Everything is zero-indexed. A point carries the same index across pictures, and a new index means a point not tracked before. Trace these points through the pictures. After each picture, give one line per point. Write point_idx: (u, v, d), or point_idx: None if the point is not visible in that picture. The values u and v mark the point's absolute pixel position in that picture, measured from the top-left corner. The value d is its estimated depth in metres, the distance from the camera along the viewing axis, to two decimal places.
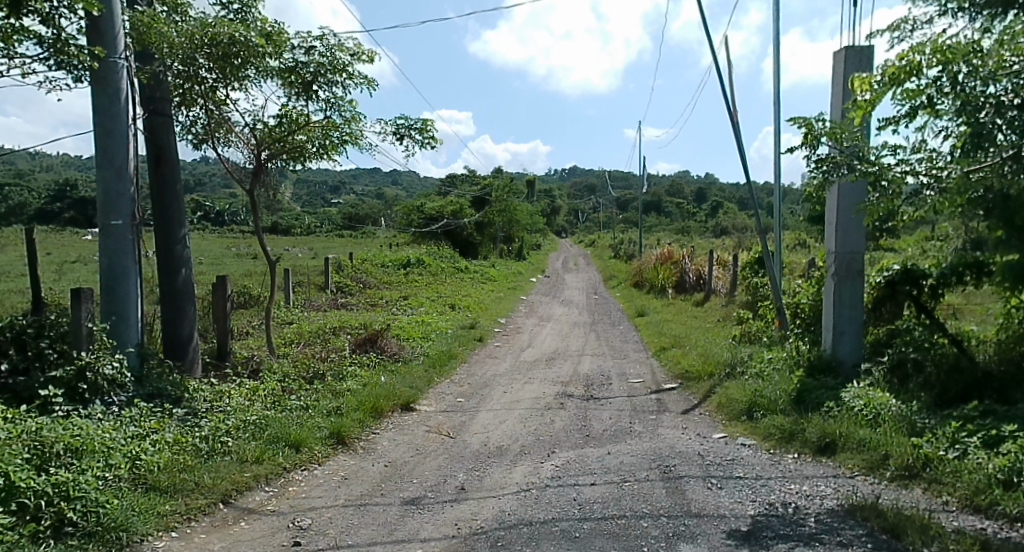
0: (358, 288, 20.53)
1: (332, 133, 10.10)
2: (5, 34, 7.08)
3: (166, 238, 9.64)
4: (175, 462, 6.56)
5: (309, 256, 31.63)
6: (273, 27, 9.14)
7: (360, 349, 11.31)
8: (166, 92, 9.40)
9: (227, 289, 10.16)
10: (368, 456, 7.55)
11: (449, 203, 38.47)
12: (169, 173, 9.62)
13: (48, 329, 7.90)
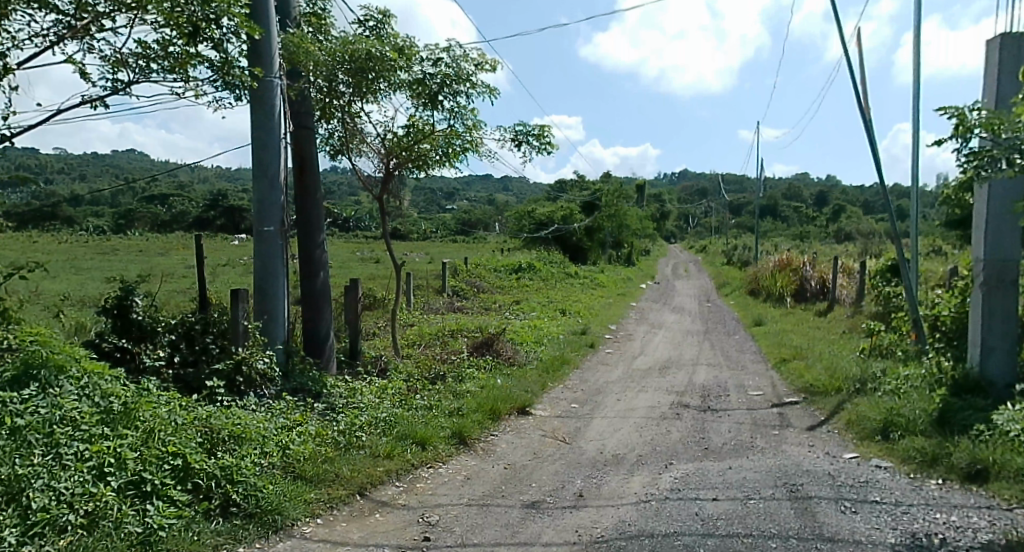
0: (472, 292, 21.06)
1: (454, 141, 10.38)
2: (180, 60, 7.75)
3: (308, 244, 10.26)
4: (318, 452, 6.59)
5: (425, 260, 32.60)
6: (404, 41, 9.82)
7: (477, 352, 11.63)
8: (310, 106, 9.95)
9: (358, 293, 10.55)
10: (487, 458, 7.58)
11: (560, 210, 38.94)
12: (312, 182, 10.24)
13: (212, 326, 8.40)
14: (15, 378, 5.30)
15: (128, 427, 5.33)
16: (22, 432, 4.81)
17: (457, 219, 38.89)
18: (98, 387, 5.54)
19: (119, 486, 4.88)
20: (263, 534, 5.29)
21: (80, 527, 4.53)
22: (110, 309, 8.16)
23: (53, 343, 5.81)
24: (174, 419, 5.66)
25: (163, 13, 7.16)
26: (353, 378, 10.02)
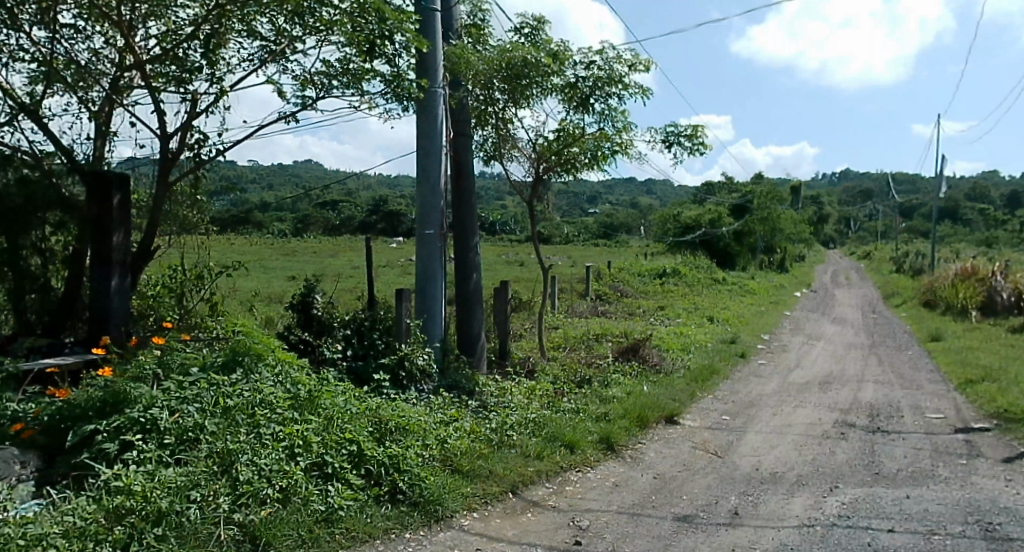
0: (615, 297, 21.05)
1: (604, 145, 10.35)
2: (356, 75, 8.36)
3: (462, 247, 10.11)
4: (473, 449, 6.47)
5: (568, 264, 32.83)
6: (558, 47, 9.99)
7: (621, 357, 11.63)
8: (467, 115, 9.97)
9: (508, 294, 10.85)
10: (636, 465, 7.14)
11: (710, 213, 38.31)
12: (468, 187, 10.10)
13: (378, 323, 8.78)
14: (224, 363, 5.83)
15: (312, 413, 5.73)
16: (231, 411, 5.19)
17: (601, 223, 38.93)
18: (290, 375, 6.01)
19: (305, 466, 5.17)
20: (426, 522, 5.29)
21: (276, 500, 4.75)
22: (295, 304, 8.87)
23: (253, 333, 6.39)
24: (349, 406, 5.98)
25: (346, 34, 7.84)
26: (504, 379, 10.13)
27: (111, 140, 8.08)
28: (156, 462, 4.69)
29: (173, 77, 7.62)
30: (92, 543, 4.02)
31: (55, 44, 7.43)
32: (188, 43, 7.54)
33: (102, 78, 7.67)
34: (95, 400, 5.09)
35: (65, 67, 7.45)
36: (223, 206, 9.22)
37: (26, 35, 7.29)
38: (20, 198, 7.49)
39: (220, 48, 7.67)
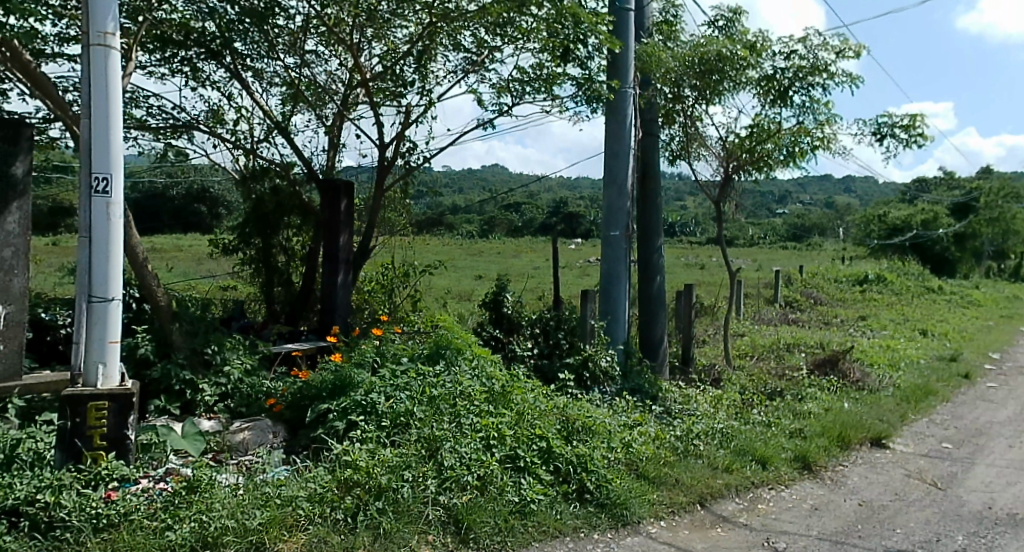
0: (809, 304, 19.99)
1: (802, 140, 9.87)
2: (549, 79, 8.49)
3: (645, 248, 9.96)
4: (659, 455, 6.04)
5: (755, 267, 31.64)
6: (755, 38, 9.65)
7: (817, 370, 11.02)
8: (655, 115, 9.94)
9: (693, 296, 10.66)
10: (838, 489, 6.50)
11: (921, 214, 35.55)
12: (654, 188, 9.92)
13: (564, 323, 8.61)
14: (429, 355, 6.21)
15: (504, 407, 5.72)
16: (435, 400, 5.42)
17: (792, 225, 37.18)
18: (486, 369, 6.16)
19: (500, 458, 5.16)
20: (613, 526, 5.01)
21: (476, 488, 4.81)
22: (487, 302, 8.84)
23: (454, 329, 6.66)
24: (539, 403, 5.90)
25: (542, 40, 8.05)
26: (689, 386, 9.81)
27: (341, 151, 8.77)
28: (375, 442, 5.02)
29: (390, 91, 8.24)
30: (329, 509, 4.35)
31: (300, 69, 8.22)
32: (404, 60, 8.09)
33: (335, 96, 8.41)
34: (328, 382, 5.61)
35: (306, 89, 8.26)
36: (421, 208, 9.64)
37: (278, 62, 8.14)
38: (272, 205, 8.37)
39: (428, 61, 8.14)
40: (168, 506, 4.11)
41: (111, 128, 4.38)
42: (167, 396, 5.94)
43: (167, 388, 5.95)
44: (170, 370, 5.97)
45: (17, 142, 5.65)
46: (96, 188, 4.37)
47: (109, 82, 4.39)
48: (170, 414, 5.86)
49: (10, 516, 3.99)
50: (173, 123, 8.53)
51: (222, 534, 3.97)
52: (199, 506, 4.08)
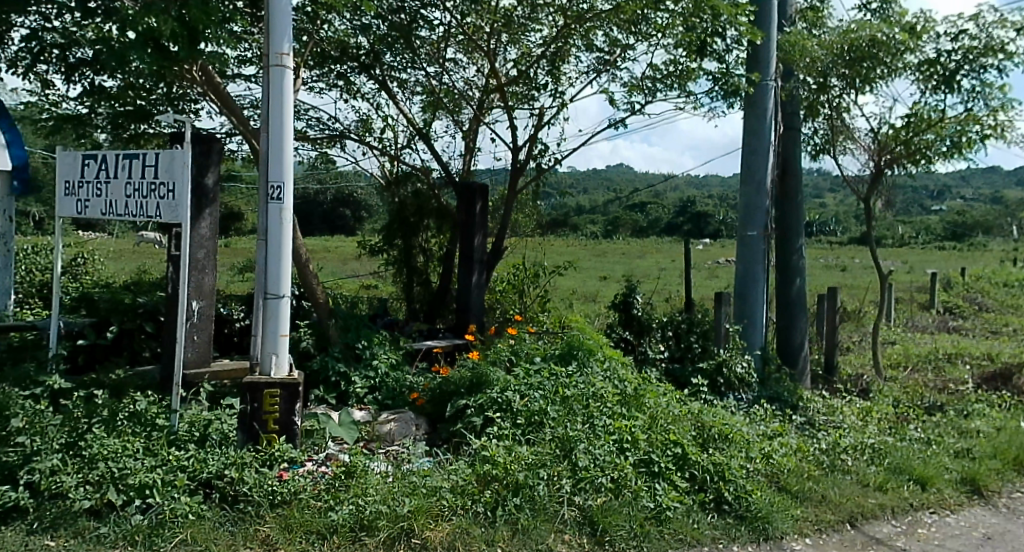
0: (973, 311, 18.52)
1: (970, 128, 9.20)
2: (683, 75, 8.29)
3: (784, 248, 9.59)
4: (802, 468, 5.77)
5: (907, 270, 29.77)
6: (915, 20, 9.05)
7: (986, 385, 10.26)
8: (796, 107, 9.54)
9: (835, 301, 10.04)
10: (1015, 518, 5.90)
11: None
12: (795, 185, 9.52)
13: (695, 327, 8.32)
14: (561, 355, 6.15)
15: (637, 410, 5.60)
16: (568, 400, 5.38)
17: (950, 225, 34.72)
18: (618, 371, 6.06)
19: (634, 462, 4.99)
20: (754, 540, 4.77)
21: (610, 491, 4.71)
22: (616, 303, 8.60)
23: (586, 330, 6.59)
24: (672, 408, 5.73)
25: (678, 35, 7.90)
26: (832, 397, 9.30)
27: (477, 154, 8.90)
28: (512, 440, 5.05)
29: (524, 94, 8.33)
30: (470, 501, 4.42)
31: (440, 77, 8.41)
32: (538, 64, 8.12)
33: (472, 101, 8.56)
34: (466, 378, 5.73)
35: (445, 97, 8.45)
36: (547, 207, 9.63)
37: (421, 71, 8.37)
38: (414, 208, 8.67)
39: (562, 63, 8.18)
40: (331, 487, 4.46)
41: (285, 143, 5.19)
42: (326, 386, 6.28)
43: (325, 379, 6.29)
44: (327, 362, 6.31)
45: (210, 152, 5.91)
46: (272, 195, 5.19)
47: (283, 100, 5.22)
48: (327, 404, 6.20)
49: (201, 488, 4.45)
50: (329, 133, 8.94)
51: (375, 519, 4.18)
52: (355, 490, 4.36)
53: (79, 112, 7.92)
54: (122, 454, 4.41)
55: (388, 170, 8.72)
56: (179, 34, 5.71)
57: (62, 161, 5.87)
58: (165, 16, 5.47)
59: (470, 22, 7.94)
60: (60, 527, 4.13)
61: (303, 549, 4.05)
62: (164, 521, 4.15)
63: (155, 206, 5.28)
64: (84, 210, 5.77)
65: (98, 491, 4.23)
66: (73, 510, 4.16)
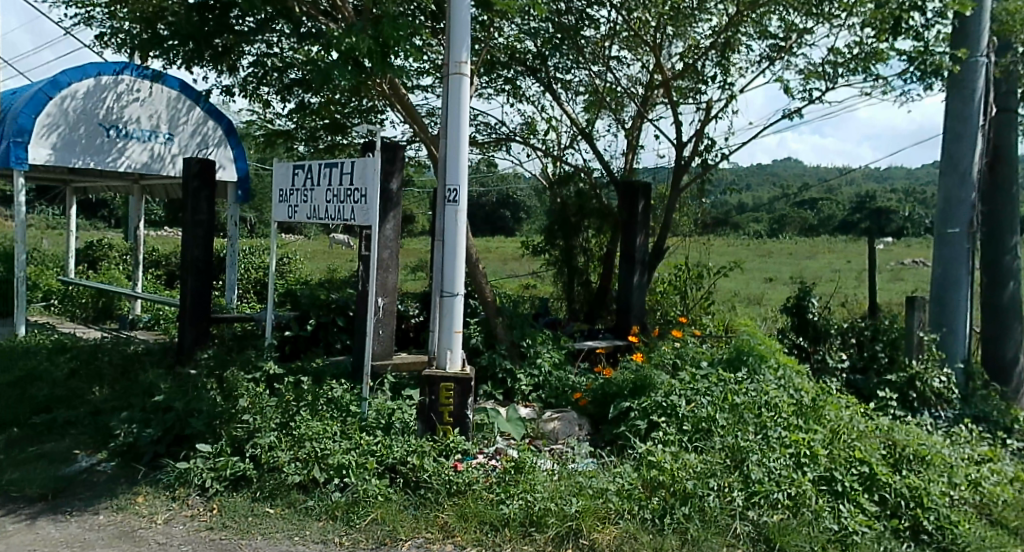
0: None
1: None
2: (870, 57, 7.84)
3: (995, 248, 8.79)
4: (1021, 501, 5.28)
5: None
6: None
7: None
8: (1014, 85, 8.62)
9: None
10: None
11: None
12: (1008, 175, 8.75)
13: (882, 333, 7.72)
14: (730, 361, 5.99)
15: (816, 422, 5.37)
16: (738, 408, 5.23)
17: None
18: (793, 380, 5.82)
19: (813, 478, 4.78)
20: None
21: (787, 508, 4.52)
22: (789, 307, 8.27)
23: (758, 334, 6.39)
24: (858, 423, 5.41)
25: (867, 13, 7.52)
26: None
27: (640, 151, 8.84)
28: (679, 446, 4.99)
29: (691, 87, 8.21)
30: (637, 506, 4.41)
31: (604, 76, 8.42)
32: (707, 56, 7.99)
33: (636, 98, 8.49)
34: (629, 381, 5.71)
35: (608, 96, 8.44)
36: (718, 206, 9.28)
37: (585, 72, 8.39)
38: (574, 208, 8.67)
39: (733, 54, 7.98)
40: (501, 481, 4.63)
41: (461, 147, 5.42)
42: (492, 383, 6.50)
43: (492, 375, 6.52)
44: (495, 359, 6.55)
45: (394, 161, 6.23)
46: (449, 198, 5.44)
47: (460, 106, 5.45)
48: (494, 400, 6.40)
49: (387, 472, 4.86)
50: (496, 137, 9.18)
51: (545, 515, 4.29)
52: (525, 485, 4.52)
53: (288, 128, 8.94)
54: (322, 435, 4.98)
55: (551, 170, 8.80)
56: (374, 50, 6.19)
57: (277, 172, 6.79)
58: (363, 35, 6.14)
59: (636, 17, 7.87)
60: (276, 497, 4.73)
61: (479, 539, 4.23)
62: (357, 499, 4.60)
63: (349, 210, 5.95)
64: (293, 214, 6.62)
65: (306, 468, 4.80)
66: (287, 483, 4.74)
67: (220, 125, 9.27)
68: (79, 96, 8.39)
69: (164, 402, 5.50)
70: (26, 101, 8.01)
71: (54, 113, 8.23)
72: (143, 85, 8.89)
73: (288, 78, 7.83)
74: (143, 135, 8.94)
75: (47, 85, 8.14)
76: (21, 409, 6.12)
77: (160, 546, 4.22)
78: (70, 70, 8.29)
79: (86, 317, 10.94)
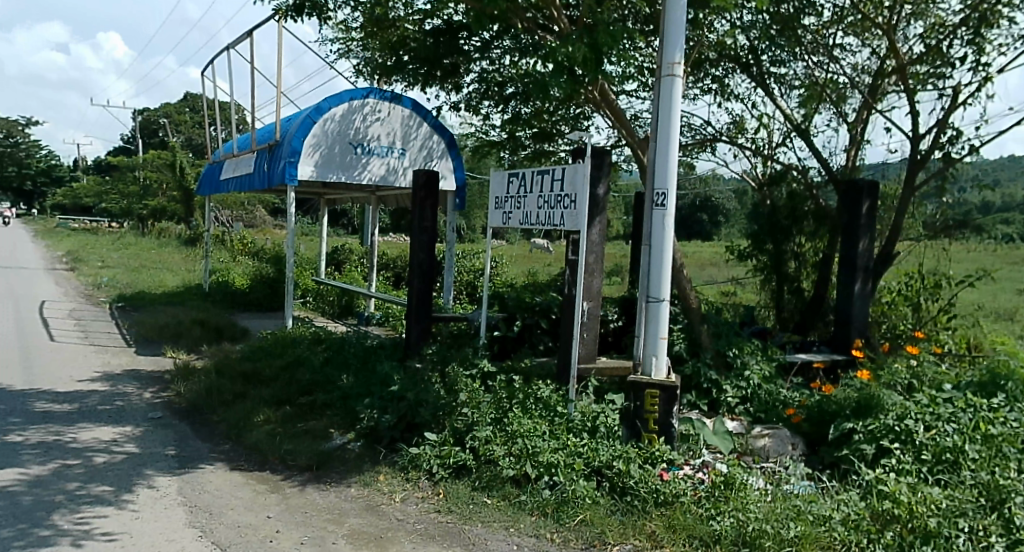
0: None
1: None
2: None
3: None
4: None
5: None
6: None
7: None
8: None
9: None
10: None
11: None
12: None
13: None
14: (982, 386, 5.51)
15: None
16: (994, 439, 4.84)
17: None
18: None
19: None
20: None
21: None
22: None
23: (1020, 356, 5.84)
24: None
25: None
26: None
27: (864, 147, 8.34)
28: (916, 477, 4.66)
29: (932, 72, 7.58)
30: (866, 539, 4.17)
31: (823, 67, 8.03)
32: (955, 34, 7.45)
33: (862, 88, 7.98)
34: (852, 400, 5.43)
35: (827, 88, 7.97)
36: (959, 204, 8.30)
37: (802, 63, 7.99)
38: (786, 218, 8.31)
39: (990, 30, 7.35)
40: (710, 496, 4.58)
41: (671, 151, 5.40)
42: (698, 392, 6.37)
43: (697, 385, 6.38)
44: (700, 368, 6.38)
45: (602, 166, 6.26)
46: (657, 202, 5.43)
47: (671, 108, 5.44)
48: (699, 410, 6.29)
49: (594, 474, 4.95)
50: (700, 138, 9.00)
51: (760, 537, 4.18)
52: (736, 504, 4.40)
53: (500, 139, 9.32)
54: (532, 434, 5.17)
55: (760, 170, 8.57)
56: (589, 58, 6.33)
57: (494, 179, 7.05)
58: (579, 44, 6.29)
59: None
60: (492, 488, 4.95)
61: None
62: (567, 499, 4.70)
63: (559, 215, 6.11)
64: (508, 220, 6.87)
65: (518, 463, 5.01)
66: (501, 476, 4.97)
67: (443, 138, 9.79)
68: (336, 119, 9.29)
69: (398, 392, 5.90)
70: (298, 126, 9.08)
71: (319, 135, 9.22)
72: (383, 106, 9.59)
73: (507, 91, 8.18)
74: (382, 151, 9.64)
75: (313, 112, 9.08)
76: (291, 390, 6.88)
77: (399, 521, 4.63)
78: (331, 97, 9.18)
79: (333, 313, 11.94)
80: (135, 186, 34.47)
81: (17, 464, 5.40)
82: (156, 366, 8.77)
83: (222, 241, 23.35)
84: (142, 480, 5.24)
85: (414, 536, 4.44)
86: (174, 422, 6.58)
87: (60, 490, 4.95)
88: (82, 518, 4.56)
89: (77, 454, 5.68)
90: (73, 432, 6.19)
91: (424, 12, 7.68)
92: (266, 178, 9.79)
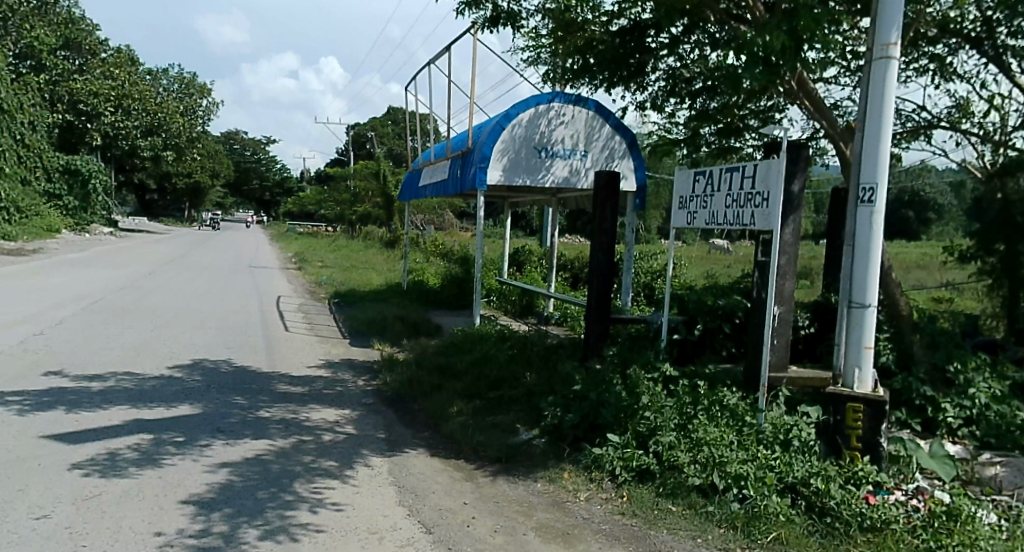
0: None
1: None
2: None
3: None
4: None
5: None
6: None
7: None
8: None
9: None
10: None
11: None
12: None
13: None
14: None
15: None
16: None
17: None
18: None
19: None
20: None
21: None
22: None
23: None
24: None
25: None
26: None
27: None
28: None
29: None
30: None
31: None
32: None
33: None
34: None
35: None
36: None
37: None
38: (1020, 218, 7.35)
39: None
40: (930, 527, 4.11)
41: (882, 142, 4.89)
42: (908, 410, 5.71)
43: (908, 401, 5.72)
44: (911, 383, 5.72)
45: (798, 161, 5.73)
46: (863, 198, 4.93)
47: (884, 93, 4.93)
48: (910, 430, 5.63)
49: (788, 491, 4.55)
50: (913, 127, 8.18)
51: None
52: (963, 538, 3.98)
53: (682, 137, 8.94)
54: (719, 442, 4.81)
55: (990, 159, 7.60)
56: (788, 46, 5.88)
57: (679, 179, 6.75)
58: (777, 31, 5.86)
59: None
60: (677, 496, 4.68)
61: None
62: (758, 514, 4.36)
63: (749, 215, 5.72)
64: (693, 220, 6.54)
65: (705, 472, 4.69)
66: (687, 485, 4.68)
67: (625, 137, 9.53)
68: (523, 124, 9.35)
69: (581, 391, 5.75)
70: (488, 133, 9.26)
71: (506, 141, 9.34)
72: (568, 108, 9.46)
73: (696, 86, 7.81)
74: (565, 153, 9.56)
75: (502, 119, 9.19)
76: (481, 385, 6.91)
77: (585, 519, 4.47)
78: (517, 103, 9.22)
79: (515, 312, 12.02)
80: (345, 192, 36.87)
81: (265, 436, 5.79)
82: (368, 356, 9.18)
83: (420, 241, 24.30)
84: (360, 459, 5.41)
85: (600, 536, 4.27)
86: (384, 408, 6.78)
87: (299, 461, 5.23)
88: (317, 488, 4.78)
89: (310, 431, 5.99)
90: (307, 411, 6.56)
91: (611, 14, 7.58)
92: (458, 183, 10.04)
